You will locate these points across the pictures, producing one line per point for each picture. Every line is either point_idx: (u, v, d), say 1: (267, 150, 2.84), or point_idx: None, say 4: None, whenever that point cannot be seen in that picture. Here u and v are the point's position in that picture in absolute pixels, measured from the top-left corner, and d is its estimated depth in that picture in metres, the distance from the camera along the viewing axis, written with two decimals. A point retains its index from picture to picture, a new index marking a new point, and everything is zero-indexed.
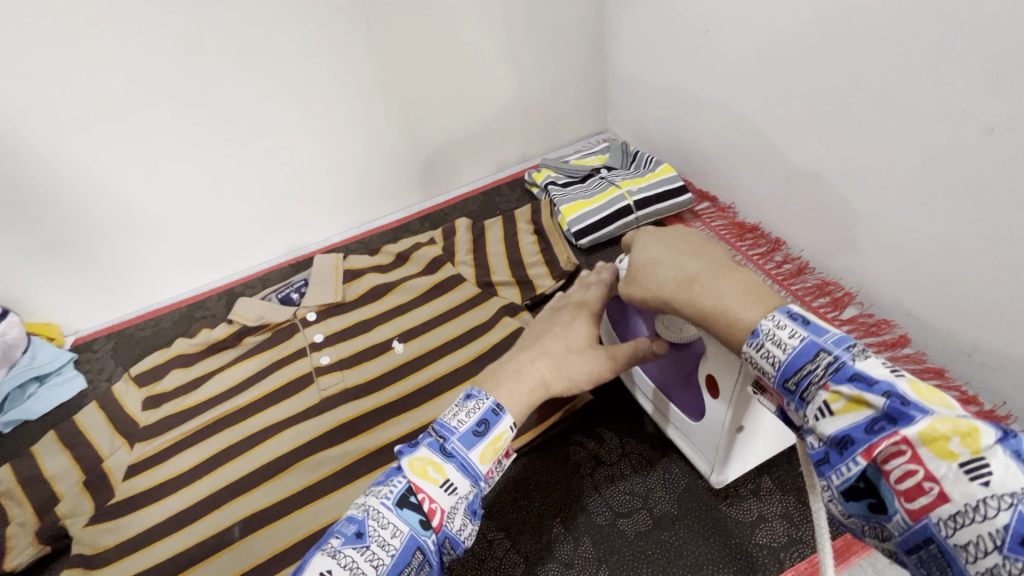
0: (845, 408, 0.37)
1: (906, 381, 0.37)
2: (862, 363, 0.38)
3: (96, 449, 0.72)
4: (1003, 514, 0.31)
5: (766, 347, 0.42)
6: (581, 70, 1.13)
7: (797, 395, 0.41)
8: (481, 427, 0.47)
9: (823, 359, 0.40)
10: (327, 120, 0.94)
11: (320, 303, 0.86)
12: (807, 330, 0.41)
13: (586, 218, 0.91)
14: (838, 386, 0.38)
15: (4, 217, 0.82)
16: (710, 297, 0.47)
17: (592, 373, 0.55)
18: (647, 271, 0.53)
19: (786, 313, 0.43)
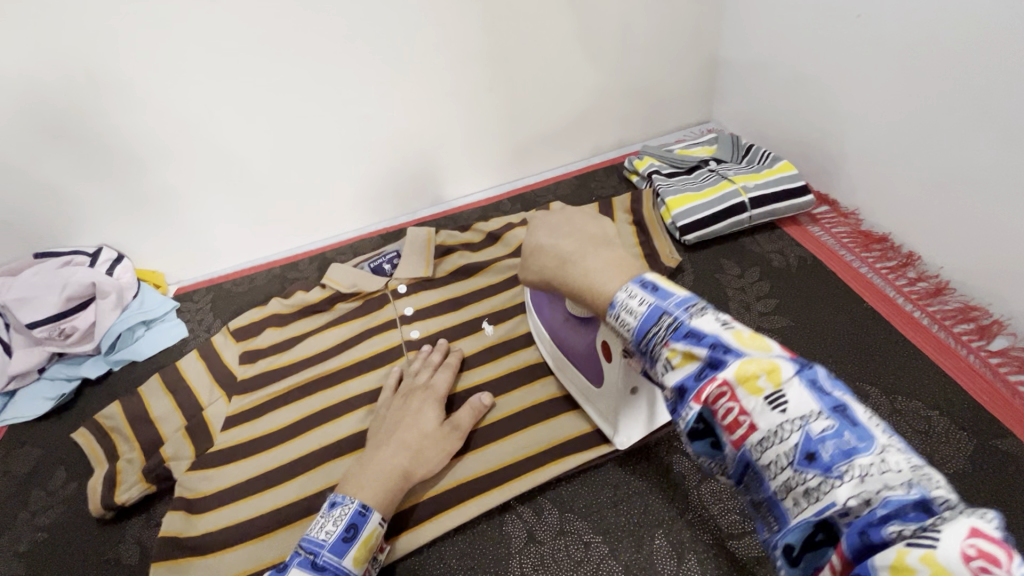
0: (682, 360, 0.36)
1: (731, 331, 0.35)
2: (698, 321, 0.36)
3: (197, 397, 0.75)
4: (795, 436, 0.30)
5: (621, 317, 0.40)
6: (694, 53, 1.05)
7: (647, 358, 0.38)
8: (350, 532, 0.53)
9: (665, 321, 0.37)
10: (432, 90, 0.92)
11: (412, 276, 0.85)
12: (654, 296, 0.39)
13: (695, 213, 0.85)
14: (675, 343, 0.36)
15: (125, 166, 0.84)
16: (580, 275, 0.46)
17: (445, 451, 0.62)
18: (532, 253, 0.53)
19: (639, 284, 0.40)
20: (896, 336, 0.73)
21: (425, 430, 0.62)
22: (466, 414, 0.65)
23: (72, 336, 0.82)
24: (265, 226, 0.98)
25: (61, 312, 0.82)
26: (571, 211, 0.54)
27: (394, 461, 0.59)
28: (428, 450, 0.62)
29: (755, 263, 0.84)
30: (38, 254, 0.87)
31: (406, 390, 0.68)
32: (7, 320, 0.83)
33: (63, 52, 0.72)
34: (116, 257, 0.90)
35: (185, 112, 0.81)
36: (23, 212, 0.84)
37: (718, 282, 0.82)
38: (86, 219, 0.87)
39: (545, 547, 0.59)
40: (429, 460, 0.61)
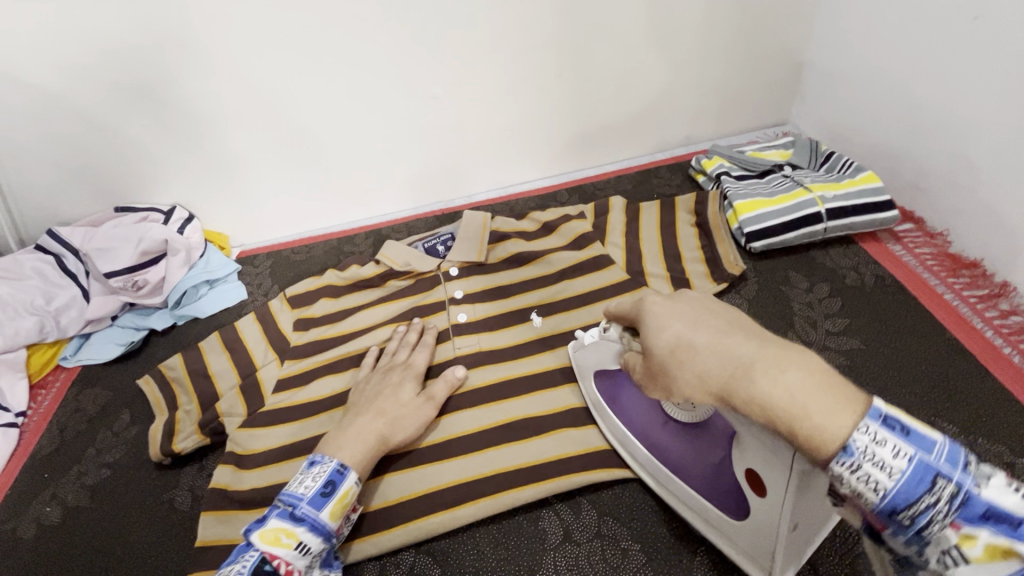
0: (980, 552, 0.35)
1: (1018, 499, 0.35)
2: (988, 493, 0.35)
3: (252, 358, 0.77)
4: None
5: (862, 471, 0.36)
6: (780, 50, 1.00)
7: (909, 528, 0.37)
8: (327, 489, 0.55)
9: (943, 488, 0.35)
10: (506, 73, 0.91)
11: (464, 260, 0.84)
12: (913, 448, 0.36)
13: (765, 219, 0.81)
14: (967, 528, 0.35)
15: (204, 130, 0.87)
16: (779, 392, 0.39)
17: (422, 420, 0.65)
18: (675, 356, 0.45)
19: (878, 420, 0.37)
20: (979, 369, 0.68)
21: (403, 401, 0.65)
22: (442, 385, 0.67)
23: (144, 289, 0.88)
24: (326, 198, 1.00)
25: (135, 265, 0.87)
26: (701, 300, 0.48)
27: (374, 426, 0.61)
28: (406, 419, 0.64)
29: (826, 278, 0.79)
30: (117, 208, 0.92)
31: (387, 366, 0.70)
32: (86, 267, 0.88)
33: (155, 13, 0.74)
34: (188, 218, 0.94)
35: (262, 80, 0.83)
36: (106, 167, 0.88)
37: (783, 295, 0.78)
38: (162, 177, 0.91)
39: (581, 547, 0.59)
40: (406, 427, 0.63)
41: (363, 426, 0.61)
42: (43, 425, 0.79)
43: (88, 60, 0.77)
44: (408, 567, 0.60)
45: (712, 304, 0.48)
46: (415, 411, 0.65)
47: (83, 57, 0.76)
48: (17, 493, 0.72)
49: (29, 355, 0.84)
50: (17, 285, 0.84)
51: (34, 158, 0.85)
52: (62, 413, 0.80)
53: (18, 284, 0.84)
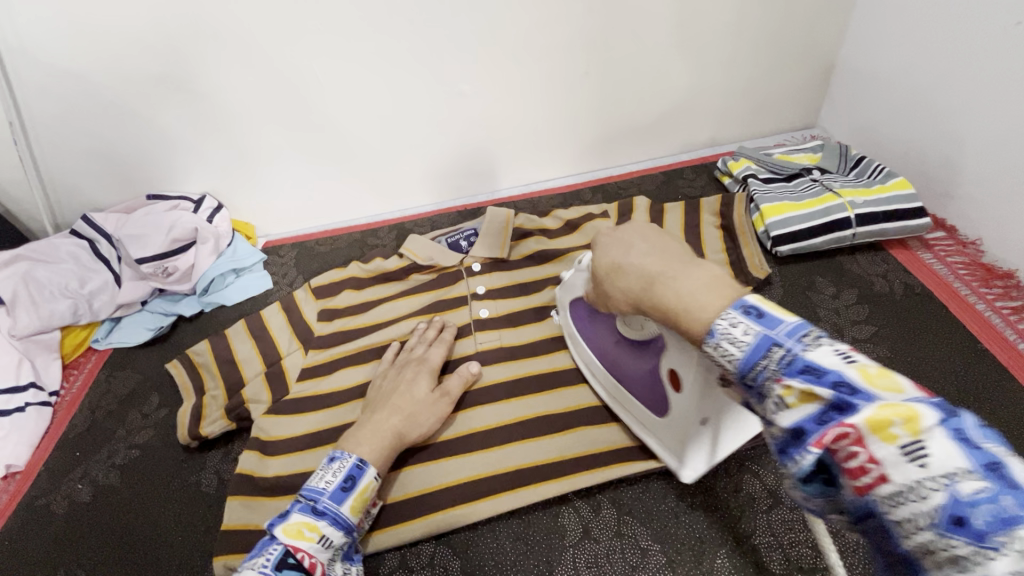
0: (796, 400, 0.33)
1: (856, 365, 0.33)
2: (812, 353, 0.34)
3: (277, 347, 0.79)
4: (938, 496, 0.28)
5: (721, 345, 0.37)
6: (812, 51, 0.98)
7: (754, 391, 0.36)
8: (348, 483, 0.55)
9: (775, 354, 0.35)
10: (534, 71, 0.91)
11: (487, 256, 0.85)
12: (760, 324, 0.36)
13: (792, 224, 0.80)
14: (790, 379, 0.34)
15: (235, 121, 0.88)
16: (667, 296, 0.42)
17: (436, 416, 0.65)
18: (608, 273, 0.49)
19: (740, 307, 0.37)
20: (1012, 382, 0.67)
21: (418, 397, 0.65)
22: (456, 381, 0.68)
23: (174, 275, 0.89)
24: (351, 191, 1.01)
25: (166, 252, 0.89)
26: (643, 228, 0.49)
27: (391, 422, 0.62)
28: (420, 415, 0.64)
29: (854, 285, 0.78)
30: (149, 196, 0.94)
31: (402, 361, 0.71)
32: (118, 253, 0.89)
33: (191, 5, 0.76)
34: (216, 207, 0.96)
35: (292, 73, 0.84)
36: (139, 156, 0.91)
37: (809, 301, 0.77)
38: (193, 167, 0.93)
39: (601, 545, 0.59)
40: (422, 423, 0.64)
41: (381, 422, 0.62)
42: (76, 404, 0.81)
43: (126, 50, 0.79)
44: (428, 558, 0.61)
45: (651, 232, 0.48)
46: (429, 407, 0.65)
47: (121, 47, 0.78)
48: (51, 470, 0.74)
49: (63, 335, 0.86)
50: (52, 268, 0.86)
51: (72, 146, 0.88)
52: (93, 394, 0.82)
53: (53, 268, 0.86)
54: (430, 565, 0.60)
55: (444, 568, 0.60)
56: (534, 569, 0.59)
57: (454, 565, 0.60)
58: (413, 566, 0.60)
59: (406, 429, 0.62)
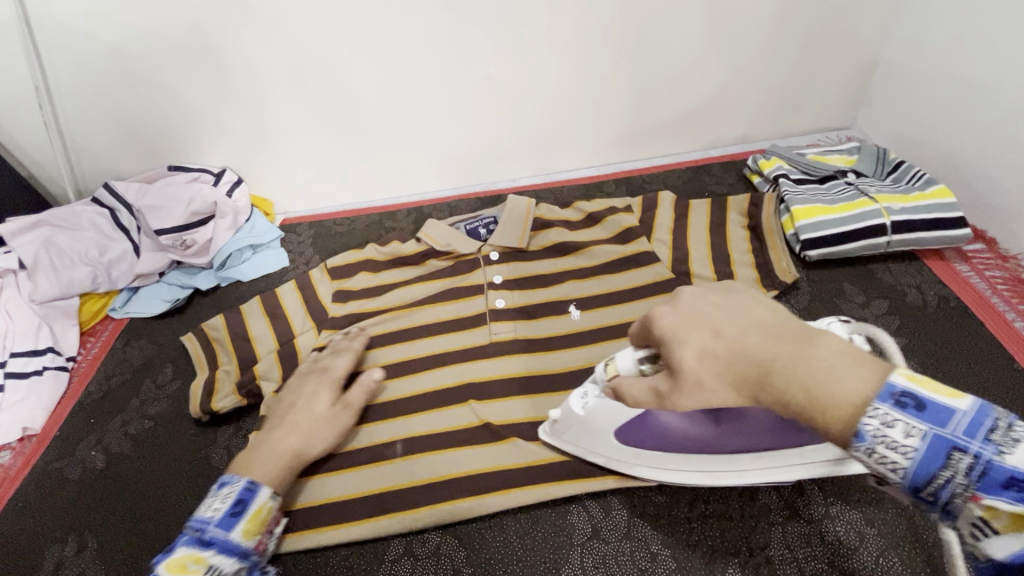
0: (1005, 520, 0.34)
1: None
2: (1011, 458, 0.33)
3: (290, 325, 0.78)
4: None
5: (877, 452, 0.36)
6: (855, 48, 0.94)
7: (934, 501, 0.36)
8: (237, 508, 0.55)
9: (961, 463, 0.34)
10: (564, 57, 0.88)
11: (505, 245, 0.83)
12: (927, 422, 0.35)
13: (824, 227, 0.77)
14: (993, 496, 0.33)
15: (258, 94, 0.87)
16: (800, 379, 0.39)
17: (338, 430, 0.64)
18: (703, 366, 0.46)
19: (890, 399, 0.36)
20: None
21: (318, 413, 0.64)
22: (358, 391, 0.66)
23: (192, 248, 0.89)
24: (371, 172, 1.00)
25: (185, 225, 0.88)
26: (698, 302, 0.49)
27: (287, 444, 0.61)
28: (322, 430, 0.63)
29: (885, 295, 0.76)
30: (170, 167, 0.94)
31: (307, 370, 0.69)
32: (138, 223, 0.89)
33: None
34: (236, 181, 0.96)
35: (318, 48, 0.83)
36: (161, 126, 0.90)
37: (837, 309, 0.75)
38: (215, 140, 0.92)
39: (610, 545, 0.59)
40: (322, 439, 0.63)
41: (279, 444, 0.61)
42: (92, 370, 0.82)
43: (152, 18, 0.78)
44: (433, 546, 0.60)
45: (715, 304, 0.49)
46: (330, 421, 0.64)
47: (149, 14, 0.77)
48: (66, 434, 0.75)
49: (82, 302, 0.87)
50: (73, 234, 0.86)
51: (96, 114, 0.87)
52: (109, 362, 0.83)
53: (73, 234, 0.86)
54: (435, 555, 0.60)
55: (449, 558, 0.60)
56: (541, 565, 0.58)
57: (460, 555, 0.60)
58: (417, 554, 0.60)
59: (302, 448, 0.61)
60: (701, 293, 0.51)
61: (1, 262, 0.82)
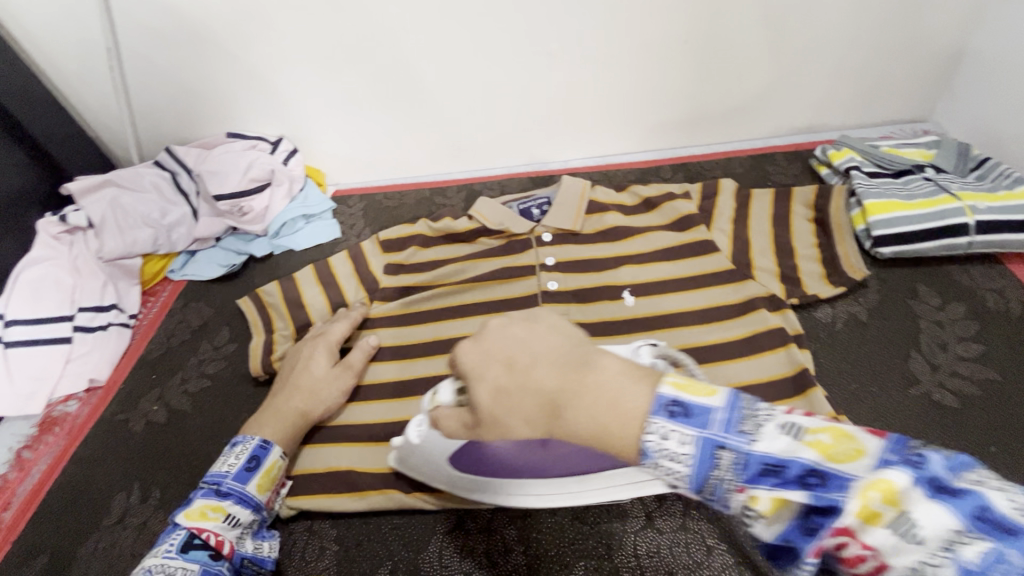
0: (769, 507, 0.33)
1: (808, 444, 0.34)
2: (759, 446, 0.34)
3: (343, 295, 0.79)
4: (948, 570, 0.29)
5: (662, 465, 0.36)
6: (940, 34, 0.88)
7: (715, 501, 0.36)
8: (251, 463, 0.59)
9: (725, 460, 0.35)
10: (630, 36, 0.85)
11: (559, 227, 0.81)
12: (692, 427, 0.36)
13: (898, 224, 0.73)
14: (756, 487, 0.34)
15: (316, 63, 0.86)
16: (584, 417, 0.38)
17: (342, 390, 0.67)
18: (495, 403, 0.43)
19: (665, 408, 0.36)
20: None
21: (317, 374, 0.67)
22: (358, 354, 0.69)
23: (248, 215, 0.90)
24: (424, 146, 1.00)
25: (243, 191, 0.89)
26: (496, 329, 0.47)
27: (290, 407, 0.65)
28: (324, 390, 0.66)
29: (962, 298, 0.72)
30: (228, 133, 0.95)
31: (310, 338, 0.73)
32: (197, 187, 0.91)
33: None
34: (291, 151, 0.97)
35: (378, 17, 0.81)
36: (220, 92, 0.91)
37: (909, 310, 0.71)
38: (272, 109, 0.93)
39: (664, 536, 0.58)
40: (325, 398, 0.66)
41: (287, 406, 0.65)
42: (152, 328, 0.85)
43: None
44: (484, 522, 0.61)
45: (513, 328, 0.46)
46: (332, 381, 0.67)
47: None
48: (128, 389, 0.78)
49: (144, 263, 0.89)
50: (136, 196, 0.89)
51: (159, 78, 0.89)
52: (168, 322, 0.85)
53: (137, 195, 0.89)
54: (486, 530, 0.60)
55: (500, 535, 0.60)
56: (593, 550, 0.58)
57: (512, 533, 0.60)
58: (468, 528, 0.61)
59: (309, 408, 0.65)
60: (512, 321, 0.47)
61: (71, 220, 0.85)
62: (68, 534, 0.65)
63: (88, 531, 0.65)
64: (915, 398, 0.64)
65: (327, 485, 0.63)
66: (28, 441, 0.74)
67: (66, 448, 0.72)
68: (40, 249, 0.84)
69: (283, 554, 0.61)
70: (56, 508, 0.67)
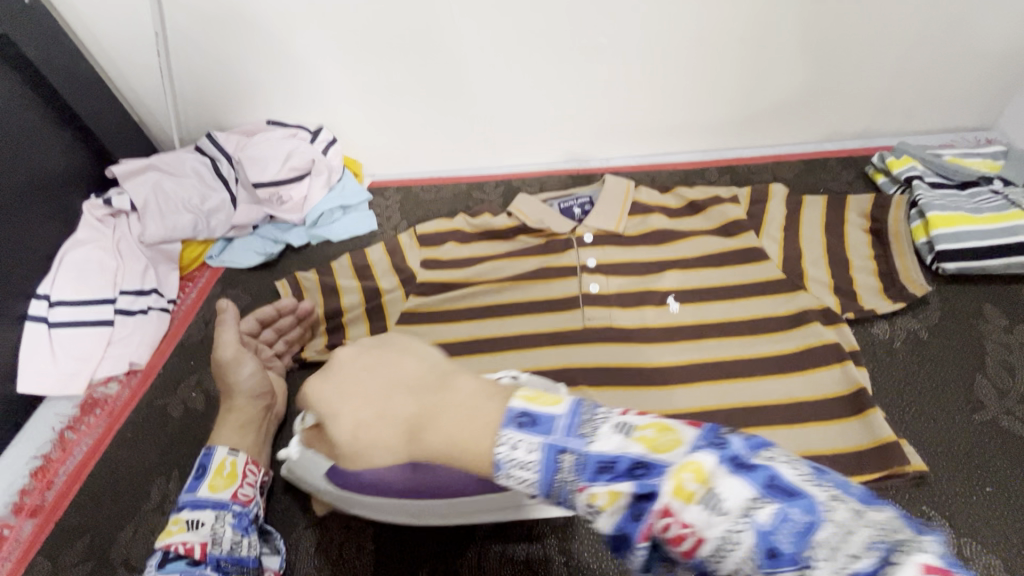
0: (607, 502, 0.32)
1: (636, 439, 0.33)
2: (596, 447, 0.33)
3: (377, 285, 0.78)
4: (748, 536, 0.29)
5: (513, 475, 0.35)
6: (1015, 38, 0.83)
7: (563, 501, 0.35)
8: (199, 472, 0.60)
9: (567, 462, 0.33)
10: (683, 35, 0.82)
11: (601, 228, 0.79)
12: (537, 435, 0.35)
13: (962, 238, 0.70)
14: (592, 484, 0.33)
15: (358, 52, 0.85)
16: (442, 438, 0.38)
17: (235, 363, 0.66)
18: (355, 438, 0.45)
19: (512, 419, 0.36)
20: None
21: (218, 368, 0.67)
22: (228, 328, 0.69)
23: (287, 204, 0.91)
24: (463, 140, 0.98)
25: (281, 180, 0.89)
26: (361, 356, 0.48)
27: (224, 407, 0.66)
28: (227, 377, 0.66)
29: None
30: (268, 122, 0.95)
31: None
32: (237, 174, 0.91)
33: None
34: (330, 140, 0.96)
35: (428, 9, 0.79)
36: (260, 78, 0.90)
37: (974, 332, 0.68)
38: (313, 98, 0.92)
39: None
40: (232, 379, 0.66)
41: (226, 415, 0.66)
42: (191, 314, 0.85)
43: None
44: (525, 530, 0.60)
45: (361, 357, 0.48)
46: (223, 363, 0.67)
47: None
48: (168, 373, 0.78)
49: (183, 248, 0.89)
50: (178, 181, 0.89)
51: (201, 62, 0.88)
52: (206, 309, 0.86)
53: (178, 180, 0.89)
54: (527, 538, 0.59)
55: (541, 544, 0.59)
56: None
57: (554, 543, 0.59)
58: (509, 534, 0.60)
59: (231, 403, 0.66)
60: (361, 346, 0.49)
61: (116, 204, 0.86)
62: (110, 516, 0.66)
63: (128, 513, 0.66)
64: (980, 424, 0.62)
65: None
66: (69, 421, 0.75)
67: (108, 429, 0.73)
68: (84, 232, 0.85)
69: (322, 550, 0.61)
70: (98, 489, 0.68)
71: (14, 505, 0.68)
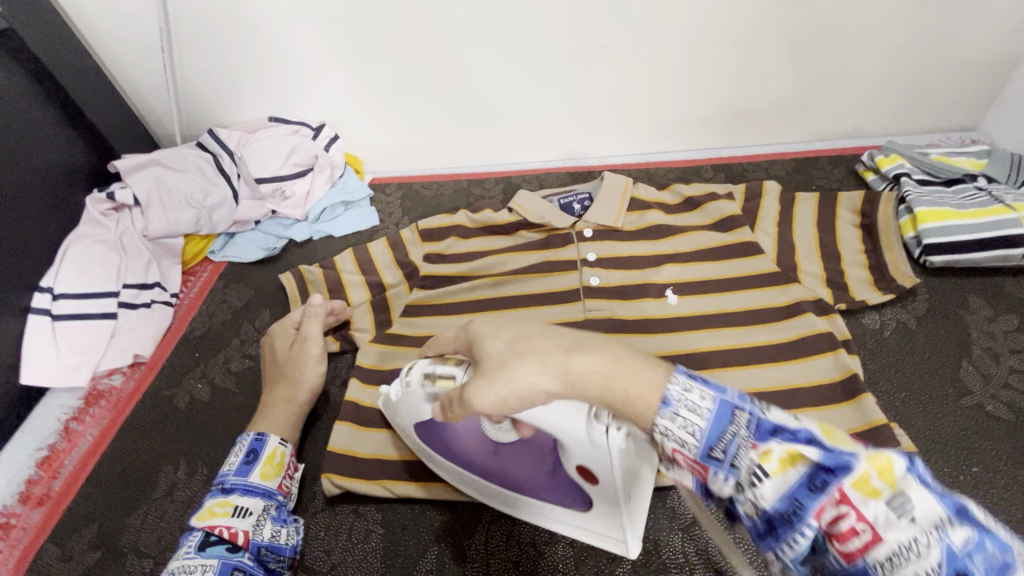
0: (779, 467, 0.32)
1: (816, 423, 0.33)
2: (775, 414, 0.33)
3: (381, 278, 0.80)
4: (935, 551, 0.28)
5: (677, 416, 0.34)
6: (999, 41, 0.86)
7: (723, 466, 0.34)
8: (250, 456, 0.60)
9: (742, 418, 0.34)
10: (678, 36, 0.84)
11: (600, 223, 0.80)
12: (713, 388, 0.35)
13: (947, 232, 0.72)
14: (764, 444, 0.33)
15: (360, 50, 0.86)
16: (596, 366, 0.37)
17: (313, 361, 0.71)
18: (507, 352, 0.40)
19: (688, 373, 0.36)
20: None
21: (290, 361, 0.70)
22: (311, 322, 0.72)
23: (290, 199, 0.93)
24: (462, 137, 1.00)
25: (284, 175, 0.92)
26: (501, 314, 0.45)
27: (276, 395, 0.68)
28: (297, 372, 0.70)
29: (1015, 310, 0.71)
30: (271, 118, 0.96)
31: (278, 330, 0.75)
32: (239, 170, 0.92)
33: None
34: (332, 137, 0.97)
35: (430, 7, 0.79)
36: (262, 74, 0.91)
37: (960, 321, 0.71)
38: (315, 95, 0.93)
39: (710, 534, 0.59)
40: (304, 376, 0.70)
41: (269, 399, 0.68)
42: (194, 307, 0.86)
43: None
44: None
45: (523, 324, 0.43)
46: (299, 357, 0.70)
47: None
48: (173, 365, 0.79)
49: (186, 242, 0.90)
50: (180, 176, 0.89)
51: (203, 59, 0.89)
52: (209, 302, 0.86)
53: (181, 176, 0.89)
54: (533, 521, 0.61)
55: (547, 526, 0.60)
56: (640, 545, 0.59)
57: None
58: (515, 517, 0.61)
59: (291, 394, 0.68)
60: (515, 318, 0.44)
61: (119, 198, 0.86)
62: (118, 505, 0.66)
63: (136, 502, 0.66)
64: (967, 408, 0.64)
65: (359, 468, 0.64)
66: (75, 413, 0.75)
67: (113, 421, 0.74)
68: (87, 226, 0.85)
69: (331, 534, 0.62)
70: (105, 479, 0.68)
71: (22, 496, 0.68)
